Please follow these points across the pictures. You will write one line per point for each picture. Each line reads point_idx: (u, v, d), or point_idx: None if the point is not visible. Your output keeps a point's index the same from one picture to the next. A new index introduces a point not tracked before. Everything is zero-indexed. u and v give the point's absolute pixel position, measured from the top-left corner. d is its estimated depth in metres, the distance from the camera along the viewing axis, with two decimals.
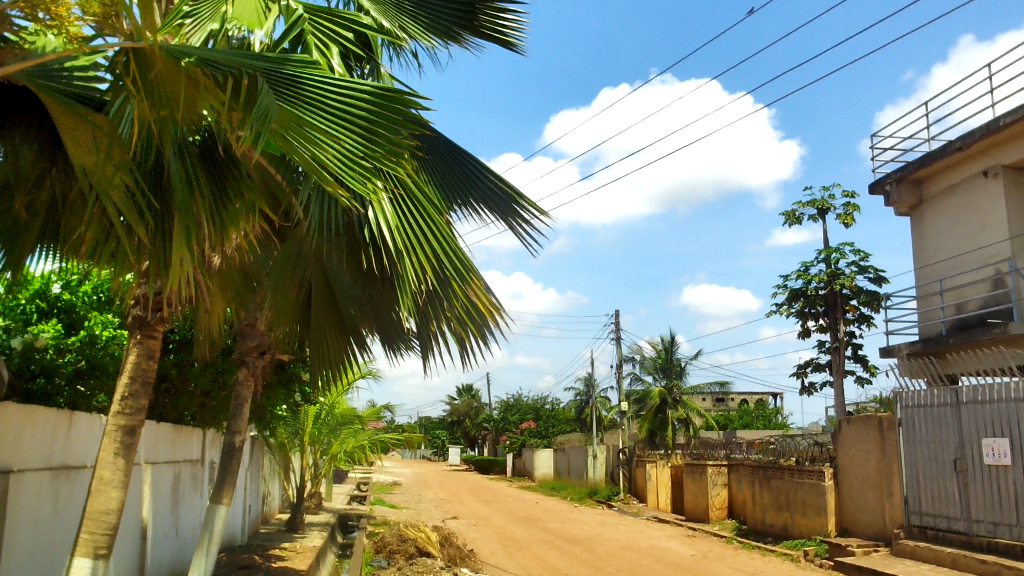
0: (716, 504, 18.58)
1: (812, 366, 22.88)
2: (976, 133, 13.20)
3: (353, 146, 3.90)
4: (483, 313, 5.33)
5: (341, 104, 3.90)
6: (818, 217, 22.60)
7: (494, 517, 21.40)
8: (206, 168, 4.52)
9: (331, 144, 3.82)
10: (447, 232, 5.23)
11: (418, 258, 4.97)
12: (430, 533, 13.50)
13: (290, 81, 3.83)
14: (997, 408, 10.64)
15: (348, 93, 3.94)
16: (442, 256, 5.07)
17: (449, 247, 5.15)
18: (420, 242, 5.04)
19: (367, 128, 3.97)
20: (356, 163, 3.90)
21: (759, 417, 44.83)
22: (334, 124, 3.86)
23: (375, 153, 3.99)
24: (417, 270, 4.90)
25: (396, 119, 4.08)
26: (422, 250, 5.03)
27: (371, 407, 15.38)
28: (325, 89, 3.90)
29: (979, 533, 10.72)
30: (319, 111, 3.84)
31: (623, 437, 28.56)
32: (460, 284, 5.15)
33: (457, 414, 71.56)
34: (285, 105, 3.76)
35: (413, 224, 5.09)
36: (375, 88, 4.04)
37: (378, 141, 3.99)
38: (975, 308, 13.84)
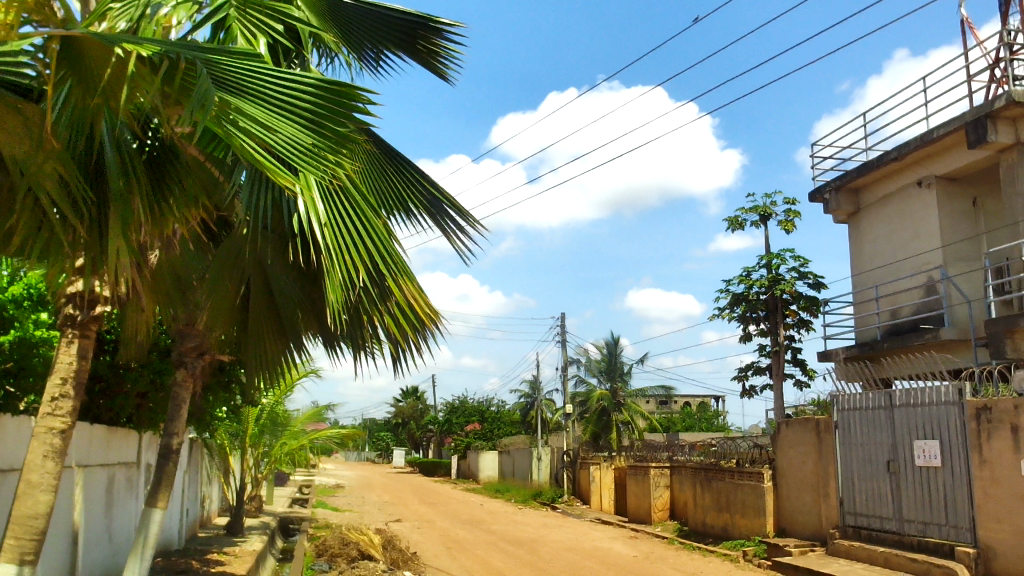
0: (659, 506, 18.77)
1: (753, 370, 23.22)
2: (912, 144, 13.55)
3: (300, 136, 3.94)
4: (417, 313, 5.54)
5: (284, 95, 3.91)
6: (760, 223, 22.97)
7: (438, 520, 21.25)
8: (144, 164, 4.40)
9: (275, 134, 3.83)
10: (380, 231, 5.30)
11: (347, 256, 4.98)
12: (373, 536, 13.34)
13: (232, 72, 3.77)
14: (928, 411, 10.91)
15: (291, 86, 3.94)
16: (378, 256, 5.18)
17: (381, 247, 5.23)
18: (357, 242, 5.09)
19: (309, 119, 3.99)
20: (300, 153, 3.93)
21: (700, 420, 45.62)
22: (278, 114, 3.87)
23: (321, 145, 4.01)
24: (349, 265, 4.85)
25: (338, 114, 4.11)
26: (360, 247, 5.09)
27: (313, 408, 15.19)
28: (268, 79, 3.88)
29: (909, 532, 11.00)
30: (262, 101, 3.84)
31: (567, 439, 28.63)
32: (394, 284, 5.29)
33: (401, 417, 71.16)
34: (231, 94, 3.73)
35: (347, 223, 5.04)
36: (319, 80, 4.05)
37: (320, 134, 4.03)
38: (908, 314, 14.24)
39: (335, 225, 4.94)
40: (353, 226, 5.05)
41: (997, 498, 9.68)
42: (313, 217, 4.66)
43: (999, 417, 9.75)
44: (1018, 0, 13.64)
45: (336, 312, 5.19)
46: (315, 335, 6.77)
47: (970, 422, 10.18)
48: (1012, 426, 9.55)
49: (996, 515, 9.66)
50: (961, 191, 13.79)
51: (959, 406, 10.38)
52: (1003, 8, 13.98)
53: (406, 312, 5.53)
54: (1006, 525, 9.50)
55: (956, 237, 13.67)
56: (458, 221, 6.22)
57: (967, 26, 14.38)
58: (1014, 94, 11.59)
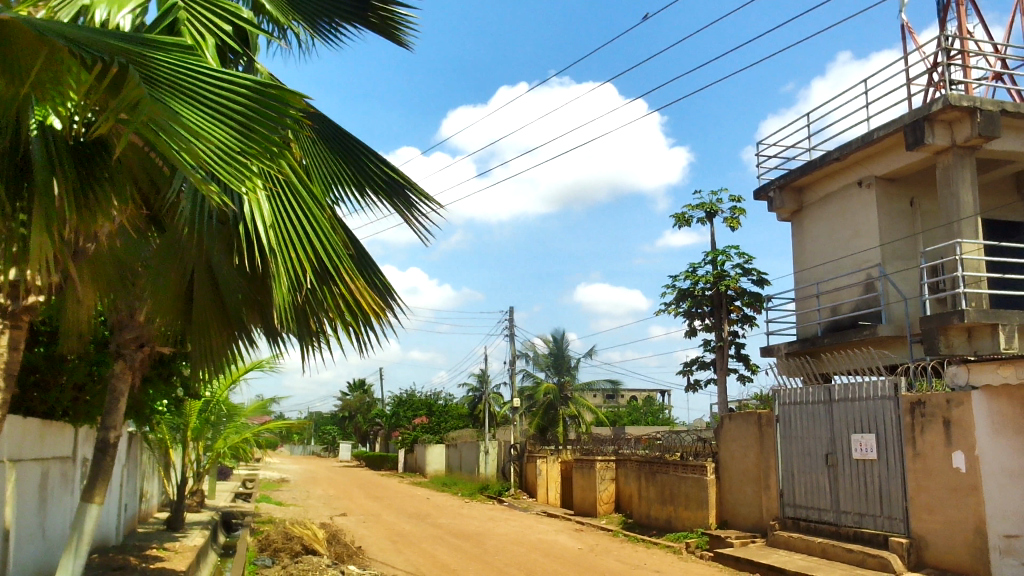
0: (604, 498, 18.93)
1: (697, 364, 23.54)
2: (853, 145, 13.85)
3: (230, 142, 3.96)
4: (366, 312, 5.48)
5: (216, 96, 3.96)
6: (706, 219, 23.28)
7: (383, 514, 21.11)
8: (73, 154, 4.34)
9: (202, 142, 3.84)
10: (327, 229, 5.31)
11: (293, 255, 5.07)
12: (317, 530, 13.19)
13: (162, 71, 3.83)
14: (865, 405, 11.18)
15: (224, 87, 3.99)
16: (325, 253, 5.20)
17: (328, 247, 5.24)
18: (301, 241, 5.15)
19: (238, 126, 4.01)
20: (226, 161, 3.94)
21: (646, 413, 46.17)
22: (209, 118, 3.90)
23: (251, 150, 4.05)
24: (294, 267, 5.03)
25: (271, 118, 4.14)
26: (305, 246, 5.15)
27: (258, 402, 14.95)
28: (203, 81, 3.94)
29: (846, 523, 11.28)
30: (194, 104, 3.88)
31: (514, 432, 28.71)
32: (342, 284, 5.30)
33: (347, 410, 70.51)
34: (161, 96, 3.80)
35: (290, 220, 5.16)
36: (255, 81, 4.11)
37: (248, 141, 4.03)
38: (848, 310, 14.59)
39: (280, 225, 5.12)
40: (297, 224, 5.15)
41: (929, 490, 9.96)
42: (257, 217, 5.03)
43: (933, 411, 10.04)
44: (956, 6, 14.03)
45: (282, 316, 5.23)
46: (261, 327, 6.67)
47: (905, 416, 10.46)
48: (945, 420, 9.84)
49: (928, 507, 9.95)
50: (899, 192, 14.16)
51: (895, 400, 10.65)
52: (942, 14, 14.38)
53: (355, 313, 5.48)
54: (937, 516, 9.80)
55: (893, 236, 14.04)
56: (417, 197, 6.11)
57: (907, 30, 14.75)
58: (951, 98, 11.92)
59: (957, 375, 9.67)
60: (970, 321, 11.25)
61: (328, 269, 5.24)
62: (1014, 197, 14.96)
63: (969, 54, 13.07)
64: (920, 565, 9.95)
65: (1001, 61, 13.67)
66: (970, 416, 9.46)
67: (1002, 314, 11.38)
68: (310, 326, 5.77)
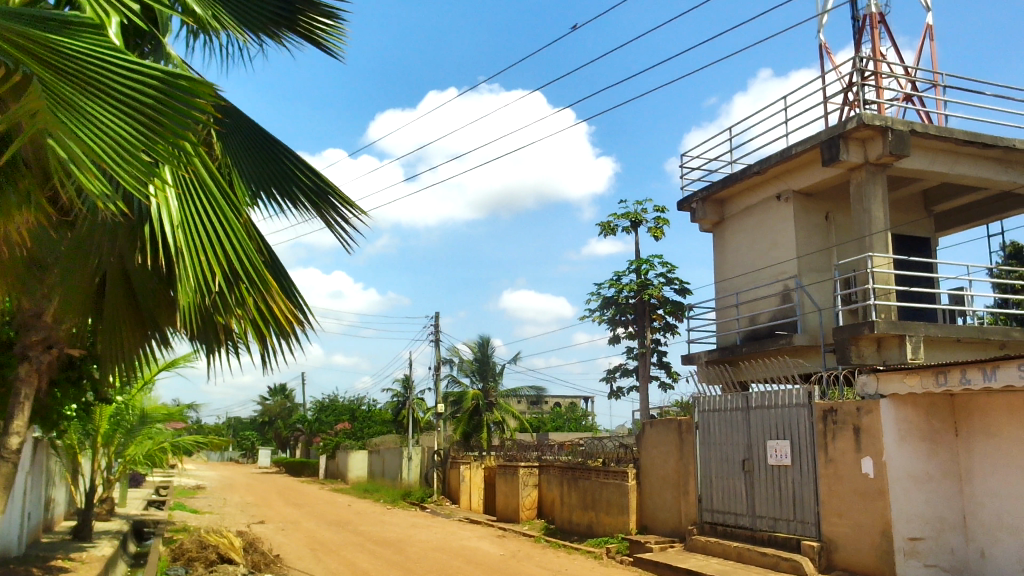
0: (527, 504, 18.98)
1: (621, 371, 23.84)
2: (773, 159, 14.23)
3: (130, 140, 4.23)
4: (279, 317, 5.50)
5: (125, 90, 4.17)
6: (631, 228, 23.61)
7: (303, 521, 20.71)
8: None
9: (105, 139, 4.11)
10: (240, 233, 5.31)
11: (203, 257, 5.01)
12: (234, 539, 12.85)
13: (68, 59, 3.99)
14: (780, 413, 11.48)
15: (133, 80, 4.21)
16: (235, 257, 5.18)
17: (240, 250, 5.24)
18: (213, 241, 5.11)
19: (142, 122, 4.27)
20: (126, 158, 4.21)
21: (570, 420, 46.55)
22: (113, 114, 4.15)
23: (151, 147, 4.35)
24: (198, 269, 4.91)
25: (177, 114, 4.42)
26: (215, 246, 5.12)
27: (173, 407, 14.49)
28: (110, 72, 4.11)
29: (761, 528, 11.57)
30: (101, 98, 4.09)
31: (438, 438, 28.56)
32: (251, 288, 5.29)
33: (267, 415, 69.05)
34: (66, 88, 4.00)
35: (201, 219, 5.11)
36: (165, 76, 4.38)
37: (150, 138, 4.33)
38: (765, 320, 14.98)
39: (190, 223, 5.03)
40: (207, 222, 5.09)
41: (839, 494, 10.29)
42: (166, 215, 4.93)
43: (843, 418, 10.38)
44: (870, 29, 14.59)
45: (187, 316, 5.11)
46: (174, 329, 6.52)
47: (817, 423, 10.79)
48: (854, 427, 10.18)
49: (838, 511, 10.28)
50: (815, 206, 14.64)
51: (809, 408, 10.97)
52: (857, 36, 14.93)
53: (268, 317, 5.46)
54: (846, 520, 10.13)
55: (809, 249, 14.49)
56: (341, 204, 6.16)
57: (824, 50, 15.27)
58: (864, 117, 12.38)
59: (867, 384, 10.04)
60: (880, 332, 11.69)
61: (238, 273, 5.21)
62: (922, 213, 15.62)
63: (882, 76, 13.60)
64: (830, 567, 10.28)
65: (911, 83, 14.27)
66: (878, 424, 9.81)
67: (909, 326, 11.86)
68: (217, 331, 5.67)
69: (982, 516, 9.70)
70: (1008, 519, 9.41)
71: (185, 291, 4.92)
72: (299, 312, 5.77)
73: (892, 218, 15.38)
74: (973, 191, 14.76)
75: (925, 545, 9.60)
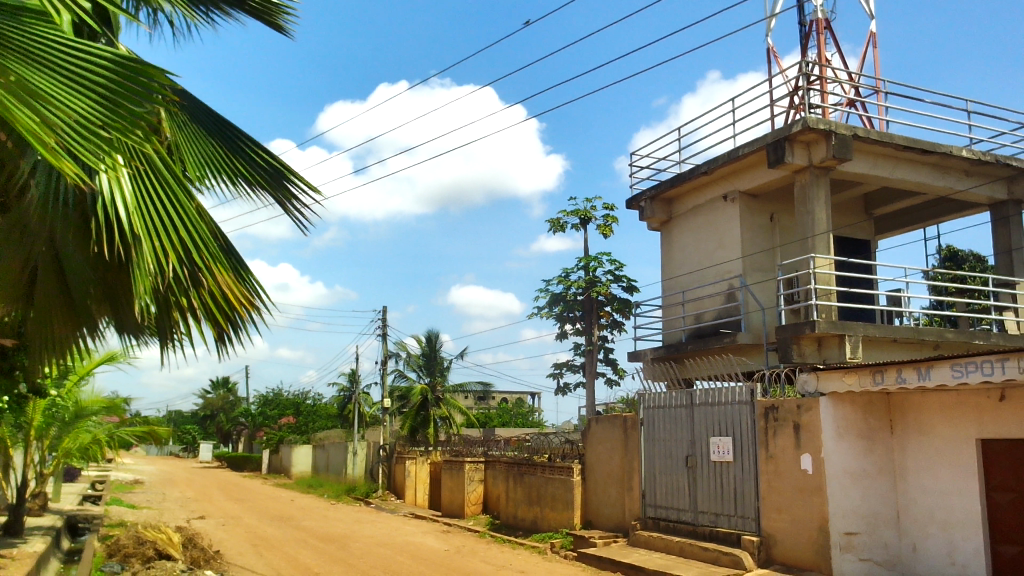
0: (472, 500, 18.96)
1: (567, 368, 23.95)
2: (720, 160, 14.41)
3: (92, 115, 4.25)
4: (236, 305, 5.38)
5: (78, 65, 4.23)
6: (580, 226, 23.71)
7: (244, 516, 20.38)
8: None
9: (67, 113, 4.12)
10: (194, 217, 5.19)
11: (158, 240, 4.93)
12: (172, 534, 12.58)
13: (13, 37, 3.97)
14: (724, 410, 11.65)
15: (86, 56, 4.27)
16: (192, 243, 5.06)
17: (197, 236, 5.13)
18: (169, 226, 5.04)
19: (99, 98, 4.31)
20: (89, 133, 4.21)
21: (516, 416, 46.64)
22: (70, 88, 4.18)
23: (113, 124, 4.36)
24: (157, 252, 4.85)
25: (135, 92, 4.48)
26: (171, 231, 5.03)
27: (111, 400, 14.11)
28: (60, 48, 4.15)
29: (702, 523, 11.73)
30: (53, 72, 4.11)
31: (383, 433, 28.38)
32: (208, 273, 5.18)
33: (209, 409, 67.85)
34: (12, 64, 3.92)
35: (155, 205, 5.05)
36: (117, 57, 4.43)
37: (111, 115, 4.34)
38: (710, 319, 15.19)
39: (144, 208, 4.99)
40: (161, 206, 5.05)
41: (779, 490, 10.48)
42: (120, 199, 4.91)
43: (784, 415, 10.57)
44: (816, 34, 14.88)
45: (143, 304, 5.02)
46: (109, 318, 6.30)
47: (759, 420, 10.98)
48: (795, 424, 10.38)
49: (777, 506, 10.47)
50: (760, 207, 14.88)
51: (751, 405, 11.16)
52: (804, 41, 15.20)
53: (226, 305, 5.34)
54: (785, 515, 10.33)
55: (754, 249, 14.72)
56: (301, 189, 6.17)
57: (772, 54, 15.52)
58: (809, 120, 12.61)
59: (807, 382, 10.25)
60: (820, 331, 11.93)
61: (194, 258, 5.07)
62: (862, 216, 15.99)
63: (827, 81, 13.87)
64: (769, 562, 10.46)
65: (854, 89, 14.58)
66: (817, 421, 10.02)
67: (849, 326, 12.12)
68: (171, 323, 5.49)
69: (915, 511, 9.97)
70: (940, 514, 9.68)
71: (143, 276, 4.88)
72: (255, 300, 5.59)
73: (835, 220, 15.70)
74: (912, 195, 15.15)
75: (860, 540, 9.83)
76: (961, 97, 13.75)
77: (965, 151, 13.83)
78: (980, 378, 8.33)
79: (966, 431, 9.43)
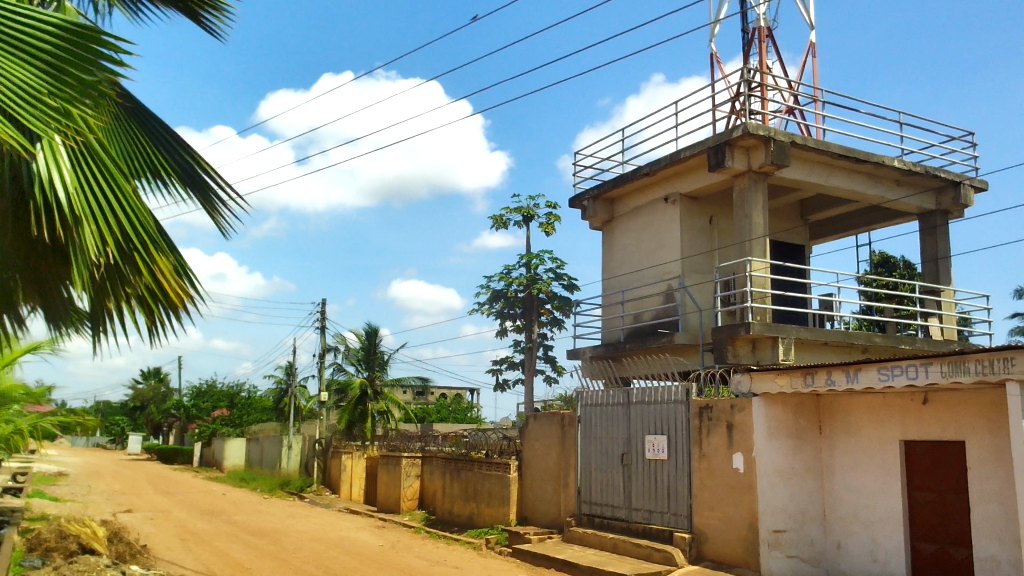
0: (408, 495, 18.88)
1: (507, 364, 24.00)
2: (662, 161, 14.58)
3: (35, 83, 4.38)
4: (172, 292, 5.30)
5: (20, 35, 4.40)
6: (523, 223, 23.77)
7: (174, 510, 19.95)
8: None
9: (10, 78, 4.25)
10: (132, 200, 5.05)
11: (97, 224, 4.79)
12: (97, 529, 12.24)
13: None
14: (659, 409, 11.81)
15: (30, 28, 4.45)
16: (132, 229, 4.97)
17: (137, 220, 5.04)
18: (109, 209, 4.91)
19: (45, 67, 4.46)
20: (33, 99, 4.33)
21: (455, 411, 46.61)
22: (12, 57, 4.33)
23: (61, 93, 4.49)
24: (96, 236, 4.71)
25: (80, 63, 4.61)
26: (111, 215, 4.91)
27: (35, 390, 13.66)
28: (4, 19, 4.36)
29: (636, 520, 11.88)
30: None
31: (320, 427, 28.07)
32: (144, 261, 5.05)
33: (139, 400, 66.22)
34: None
35: (95, 186, 4.91)
36: (65, 26, 4.59)
37: (57, 84, 4.48)
38: (649, 318, 15.39)
39: (83, 190, 4.83)
40: (100, 189, 4.89)
41: (711, 488, 10.67)
42: (58, 183, 4.71)
43: (718, 415, 10.76)
44: (758, 42, 15.16)
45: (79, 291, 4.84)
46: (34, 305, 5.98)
47: (693, 419, 11.16)
48: (727, 423, 10.58)
49: (708, 504, 10.67)
50: (700, 209, 15.12)
51: (686, 405, 11.32)
52: (746, 48, 15.49)
53: (162, 292, 5.26)
54: (716, 512, 10.53)
55: (693, 250, 14.95)
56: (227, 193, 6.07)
57: (715, 59, 15.78)
58: (749, 126, 12.85)
59: (740, 383, 10.46)
60: (755, 333, 12.18)
61: (135, 243, 5.00)
62: (798, 222, 16.37)
63: (767, 88, 14.15)
64: (699, 558, 10.65)
65: (794, 97, 14.90)
66: (749, 421, 10.23)
67: (782, 328, 12.40)
68: (106, 313, 5.33)
69: (841, 510, 10.26)
70: (863, 512, 9.98)
71: (81, 262, 4.73)
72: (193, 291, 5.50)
73: (771, 225, 16.05)
74: (845, 202, 15.57)
75: (788, 537, 10.07)
76: (895, 110, 14.10)
77: (897, 161, 14.27)
78: (906, 381, 8.61)
79: (890, 433, 9.74)
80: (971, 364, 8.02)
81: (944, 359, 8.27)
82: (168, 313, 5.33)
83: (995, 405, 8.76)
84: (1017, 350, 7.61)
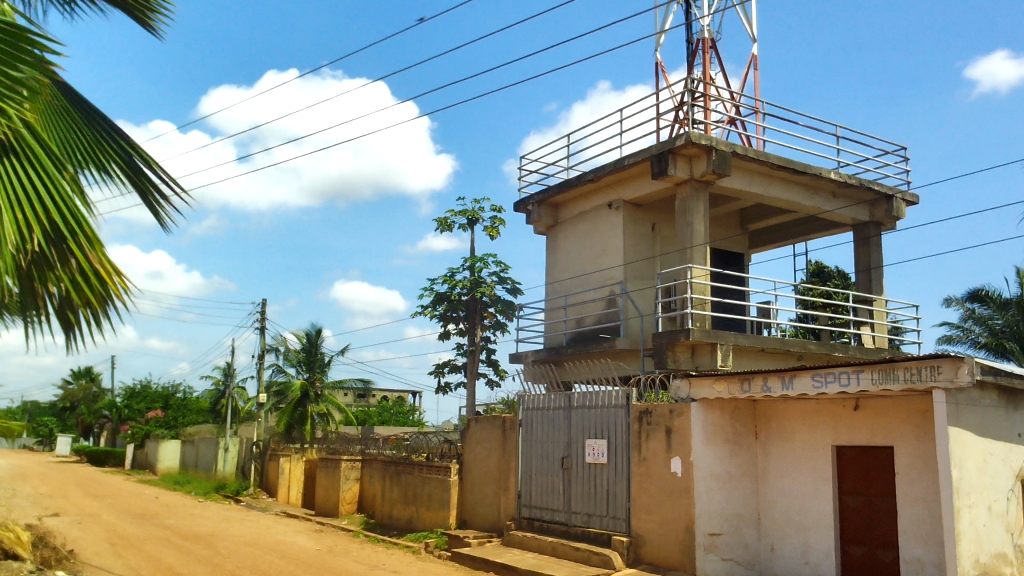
0: (347, 498, 18.69)
1: (449, 367, 23.92)
2: (606, 168, 14.73)
3: None
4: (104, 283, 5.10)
5: None
6: (467, 226, 23.72)
7: (103, 514, 19.41)
8: None
9: None
10: (60, 188, 4.90)
11: (20, 212, 4.63)
12: (21, 533, 11.85)
13: None
14: (600, 413, 11.90)
15: None
16: (58, 217, 4.79)
17: (65, 209, 4.86)
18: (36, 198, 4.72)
19: None
20: None
21: (397, 414, 46.33)
22: None
23: None
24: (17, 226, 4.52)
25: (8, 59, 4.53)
26: (36, 203, 4.73)
27: None
28: None
29: (575, 523, 11.96)
30: None
31: (257, 429, 27.61)
32: (77, 249, 4.91)
33: (70, 400, 64.34)
34: None
35: (24, 175, 4.73)
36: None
37: None
38: (591, 323, 15.51)
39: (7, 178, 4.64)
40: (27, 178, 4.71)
41: (649, 492, 10.80)
42: None
43: (657, 419, 10.89)
44: (702, 53, 15.44)
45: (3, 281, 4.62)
46: None
47: (633, 424, 11.27)
48: (666, 428, 10.71)
49: (647, 507, 10.80)
50: (642, 216, 15.31)
51: (626, 409, 11.44)
52: (690, 58, 15.73)
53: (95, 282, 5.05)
54: (654, 516, 10.65)
55: (635, 257, 15.12)
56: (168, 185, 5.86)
57: (660, 69, 16.00)
58: (692, 135, 13.06)
59: (680, 388, 10.60)
60: (695, 339, 12.38)
61: (62, 233, 4.82)
62: (738, 230, 16.68)
63: (710, 98, 14.40)
64: (637, 561, 10.77)
65: (736, 108, 15.19)
66: (687, 426, 10.38)
67: (721, 335, 12.62)
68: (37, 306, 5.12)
69: (775, 513, 10.48)
70: (796, 515, 10.20)
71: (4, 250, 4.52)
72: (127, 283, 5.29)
73: (712, 233, 16.32)
74: (784, 212, 15.92)
75: (723, 540, 10.25)
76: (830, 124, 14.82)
77: (833, 174, 14.65)
78: (838, 388, 8.83)
79: (823, 438, 9.98)
80: (900, 371, 8.27)
81: (875, 366, 8.51)
82: (103, 303, 5.12)
83: (922, 412, 9.04)
84: (945, 359, 7.85)
